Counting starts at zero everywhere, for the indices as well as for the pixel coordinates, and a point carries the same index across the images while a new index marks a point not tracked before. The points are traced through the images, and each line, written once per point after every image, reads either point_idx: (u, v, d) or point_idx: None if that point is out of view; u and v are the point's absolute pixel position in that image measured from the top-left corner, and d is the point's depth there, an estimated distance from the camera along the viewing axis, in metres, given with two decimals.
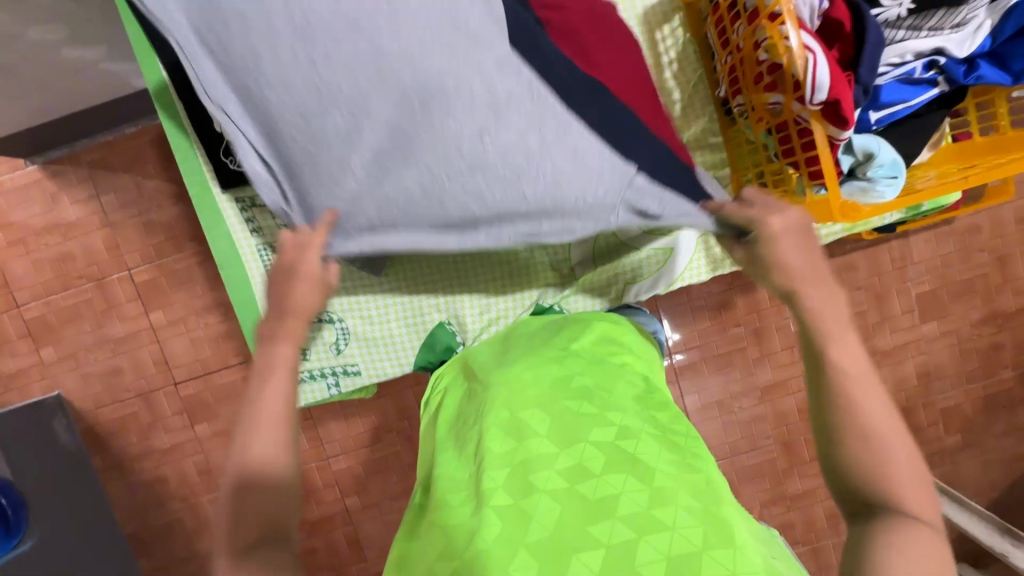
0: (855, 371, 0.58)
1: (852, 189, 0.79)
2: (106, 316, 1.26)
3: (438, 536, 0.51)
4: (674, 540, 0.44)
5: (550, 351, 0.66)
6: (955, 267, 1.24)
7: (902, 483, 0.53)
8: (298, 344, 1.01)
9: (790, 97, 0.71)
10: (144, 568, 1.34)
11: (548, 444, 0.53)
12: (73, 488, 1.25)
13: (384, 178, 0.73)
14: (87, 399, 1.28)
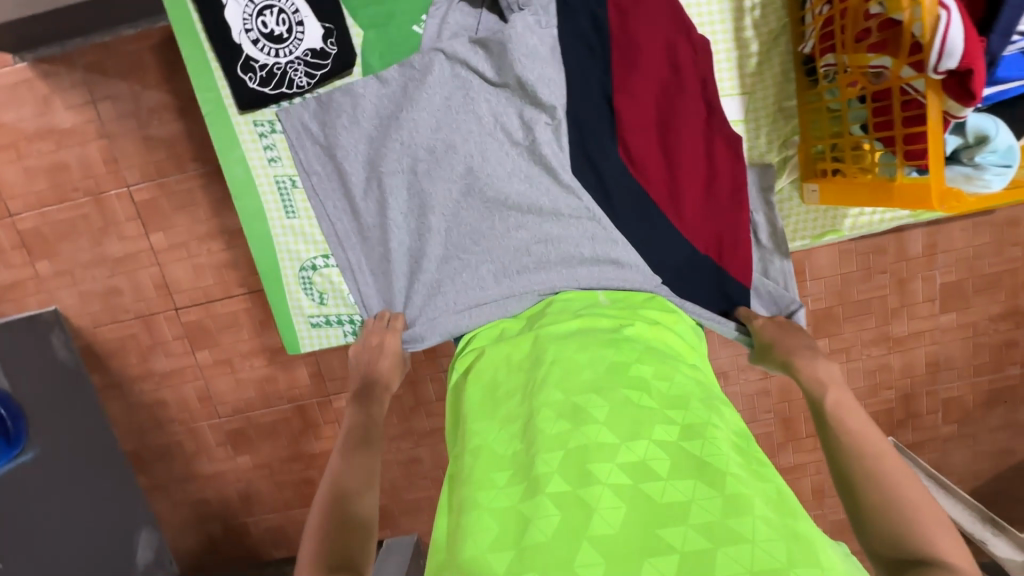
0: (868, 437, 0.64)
1: (954, 174, 0.75)
2: (104, 234, 1.20)
3: (491, 515, 0.49)
4: (754, 553, 0.41)
5: (605, 337, 0.66)
6: (986, 259, 1.20)
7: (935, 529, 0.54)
8: (315, 288, 1.01)
9: (903, 61, 0.68)
10: (144, 484, 1.37)
11: (608, 433, 0.52)
12: (73, 403, 1.25)
13: (455, 264, 0.90)
14: (84, 317, 1.25)
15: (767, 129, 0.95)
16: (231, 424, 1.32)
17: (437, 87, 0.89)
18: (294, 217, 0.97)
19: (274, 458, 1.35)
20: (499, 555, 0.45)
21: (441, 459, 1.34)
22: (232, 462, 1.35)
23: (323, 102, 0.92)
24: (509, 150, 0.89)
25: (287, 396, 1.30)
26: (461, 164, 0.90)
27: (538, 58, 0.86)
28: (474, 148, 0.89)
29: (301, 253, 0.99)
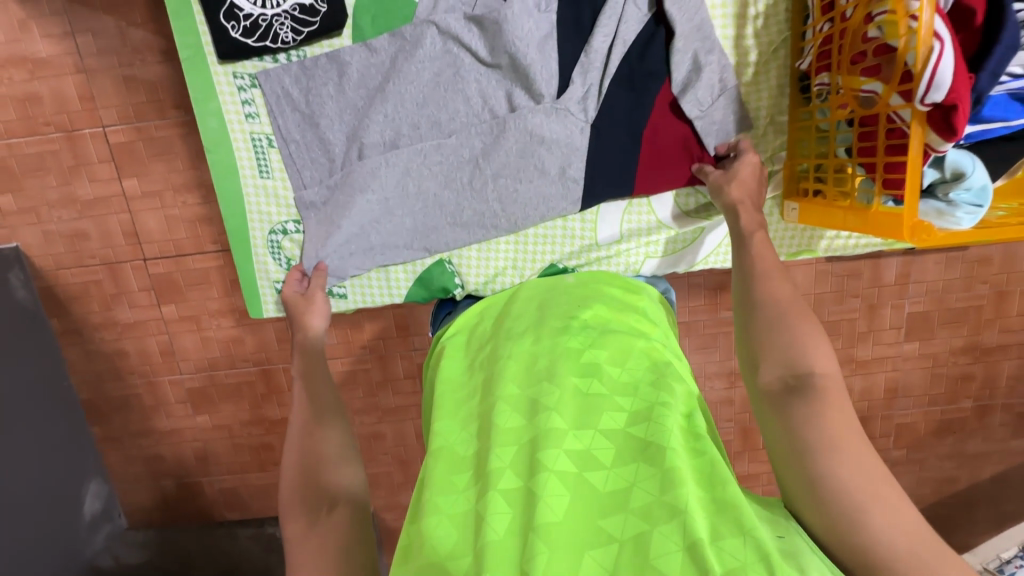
0: (781, 288, 0.69)
1: (928, 208, 0.77)
2: (75, 174, 1.15)
3: (449, 520, 0.48)
4: (686, 530, 0.44)
5: (558, 323, 0.64)
6: (954, 292, 1.23)
7: (811, 347, 0.62)
8: (283, 253, 0.98)
9: (893, 89, 0.69)
10: (97, 434, 1.34)
11: (558, 420, 0.52)
12: (28, 345, 1.21)
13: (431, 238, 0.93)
14: (47, 257, 1.20)
15: (757, 141, 0.94)
16: (191, 381, 1.30)
17: (427, 62, 0.87)
18: (267, 177, 0.94)
19: (234, 421, 1.33)
20: (458, 561, 0.45)
21: (403, 436, 1.34)
22: (191, 421, 1.33)
23: (306, 68, 0.89)
24: (493, 132, 0.89)
25: (252, 359, 1.28)
26: (446, 142, 0.90)
27: (534, 42, 0.85)
28: (461, 130, 0.89)
29: (271, 216, 0.96)
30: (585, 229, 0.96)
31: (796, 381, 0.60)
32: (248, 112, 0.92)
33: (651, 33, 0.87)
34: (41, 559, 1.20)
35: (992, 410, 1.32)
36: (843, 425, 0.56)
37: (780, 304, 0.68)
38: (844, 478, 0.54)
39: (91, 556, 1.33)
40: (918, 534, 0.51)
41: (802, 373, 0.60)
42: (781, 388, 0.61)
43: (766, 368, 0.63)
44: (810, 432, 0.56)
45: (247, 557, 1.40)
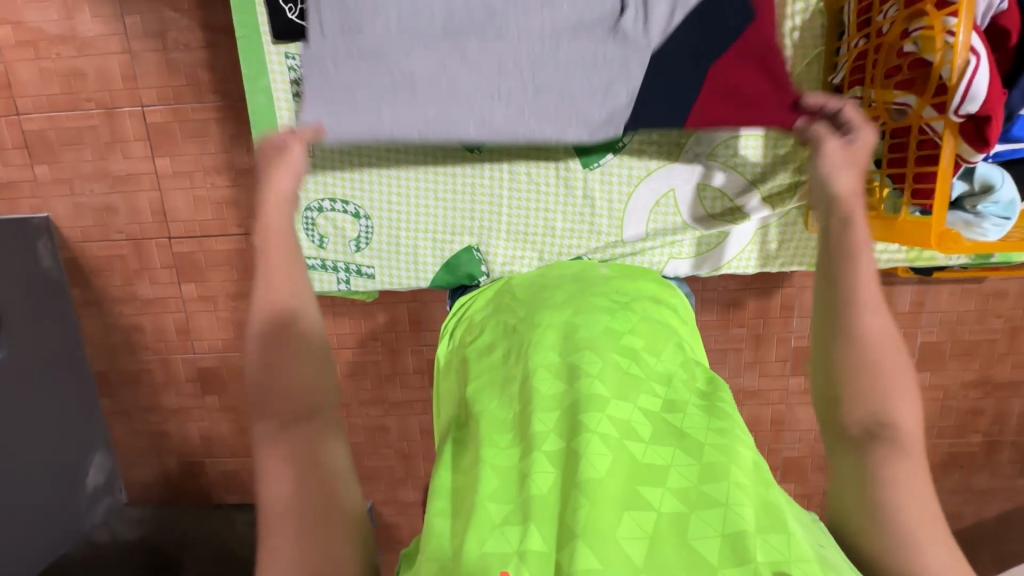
0: (878, 323, 0.58)
1: (955, 219, 0.81)
2: (110, 149, 1.19)
3: (493, 470, 0.48)
4: (728, 516, 0.42)
5: (599, 302, 0.65)
6: (967, 324, 1.23)
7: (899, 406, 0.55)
8: (316, 231, 1.01)
9: (926, 102, 0.75)
10: (106, 407, 1.36)
11: (601, 388, 0.52)
12: (49, 314, 1.24)
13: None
14: (75, 229, 1.23)
15: (786, 149, 0.96)
16: (204, 361, 1.31)
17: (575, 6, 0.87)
18: (308, 154, 0.98)
19: (242, 403, 1.34)
20: (497, 504, 0.46)
21: (408, 431, 1.35)
22: (199, 400, 1.34)
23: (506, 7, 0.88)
24: (642, 18, 0.87)
25: None
26: (496, 27, 0.87)
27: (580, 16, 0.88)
28: (555, 80, 0.87)
29: (307, 192, 0.99)
30: (612, 226, 0.98)
31: (880, 430, 0.54)
32: (294, 91, 0.97)
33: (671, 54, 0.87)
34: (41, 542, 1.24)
35: (1000, 447, 1.31)
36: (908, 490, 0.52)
37: (876, 348, 0.57)
38: (909, 527, 0.51)
39: (89, 530, 1.34)
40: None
41: (882, 418, 0.55)
42: (862, 436, 0.55)
43: (847, 409, 0.56)
44: (886, 480, 0.53)
45: (242, 542, 1.38)
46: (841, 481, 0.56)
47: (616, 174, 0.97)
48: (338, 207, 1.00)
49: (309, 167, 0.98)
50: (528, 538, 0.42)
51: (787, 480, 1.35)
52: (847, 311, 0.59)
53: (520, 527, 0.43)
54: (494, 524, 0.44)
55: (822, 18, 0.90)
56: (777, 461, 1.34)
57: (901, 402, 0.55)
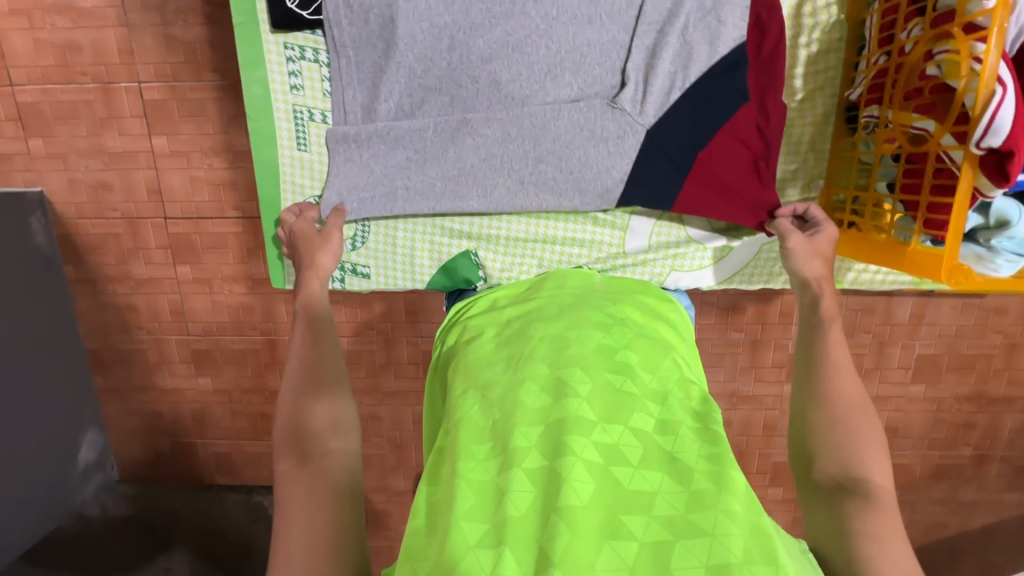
0: (847, 387, 0.69)
1: (967, 252, 0.80)
2: (106, 125, 1.16)
3: (470, 487, 0.48)
4: (712, 547, 0.42)
5: (594, 316, 0.64)
6: (966, 338, 1.22)
7: (873, 461, 0.62)
8: None
9: (947, 128, 0.73)
10: (99, 385, 1.36)
11: (587, 410, 0.52)
12: (42, 290, 1.23)
13: (516, 56, 0.90)
14: (69, 205, 1.21)
15: (795, 166, 0.99)
16: (198, 343, 1.31)
17: (565, 64, 0.90)
18: (304, 149, 0.99)
19: (235, 386, 1.34)
20: (473, 523, 0.45)
21: (400, 421, 1.35)
22: (192, 381, 1.34)
23: (503, 67, 0.90)
24: (642, 92, 0.90)
25: (260, 328, 1.29)
26: (500, 103, 0.92)
27: (573, 76, 0.91)
28: (557, 154, 0.93)
29: (304, 187, 1.01)
30: (613, 239, 1.00)
31: (850, 483, 0.61)
32: (291, 83, 0.96)
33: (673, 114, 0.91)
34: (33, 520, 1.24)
35: (990, 460, 1.31)
36: (887, 541, 0.57)
37: (845, 407, 0.67)
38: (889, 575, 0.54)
39: (80, 505, 1.35)
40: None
41: (851, 472, 0.62)
42: (835, 489, 0.62)
43: (820, 462, 0.65)
44: (864, 530, 0.57)
45: (234, 523, 1.38)
46: (821, 530, 0.61)
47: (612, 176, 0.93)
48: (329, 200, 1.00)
49: (309, 161, 0.99)
50: (502, 560, 0.42)
51: (776, 484, 1.36)
52: (822, 375, 0.70)
53: (495, 549, 0.43)
54: (468, 545, 0.44)
55: (842, 30, 0.93)
56: (767, 466, 1.34)
57: (873, 459, 0.63)
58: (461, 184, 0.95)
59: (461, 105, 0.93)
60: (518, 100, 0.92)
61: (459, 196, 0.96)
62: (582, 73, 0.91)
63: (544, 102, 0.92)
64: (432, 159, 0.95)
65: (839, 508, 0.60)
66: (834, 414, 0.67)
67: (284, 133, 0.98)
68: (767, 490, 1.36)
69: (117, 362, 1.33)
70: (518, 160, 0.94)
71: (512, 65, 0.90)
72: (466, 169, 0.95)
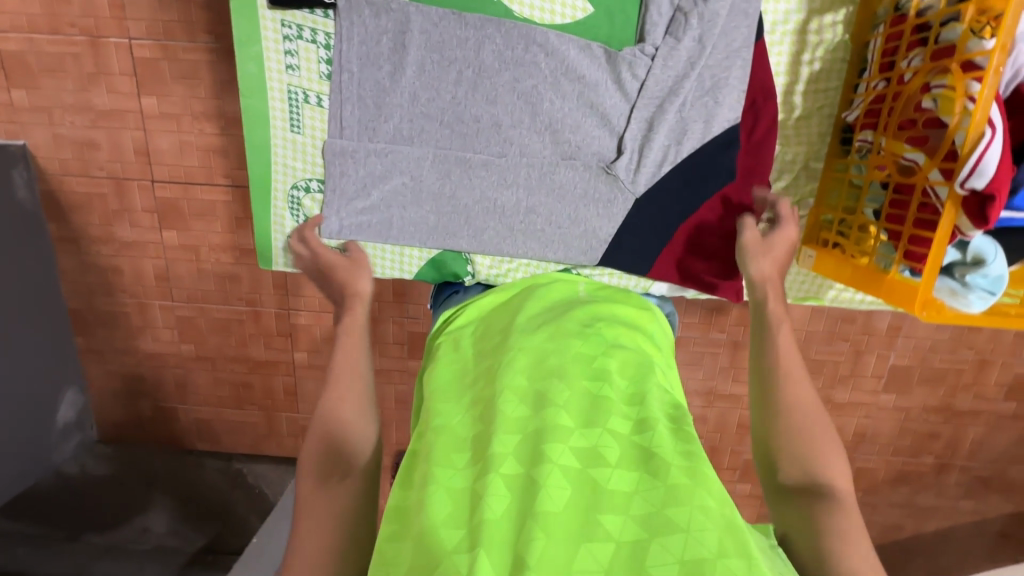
0: (802, 388, 0.69)
1: (943, 286, 0.82)
2: (94, 81, 1.13)
3: (448, 494, 0.49)
4: (687, 541, 0.43)
5: (572, 326, 0.65)
6: (940, 353, 1.26)
7: (833, 460, 0.64)
8: (301, 210, 1.03)
9: (935, 163, 0.76)
10: (81, 346, 1.35)
11: (565, 418, 0.53)
12: (25, 246, 1.21)
13: (522, 107, 0.94)
14: (53, 160, 1.18)
15: (787, 183, 1.01)
16: (183, 310, 1.30)
17: (568, 119, 0.94)
18: (298, 132, 0.98)
19: (219, 355, 1.34)
20: (451, 530, 0.46)
21: (383, 399, 1.36)
22: (175, 348, 1.33)
23: (509, 119, 0.94)
24: (636, 162, 0.96)
25: (246, 298, 1.28)
26: (500, 146, 0.96)
27: (574, 133, 0.95)
28: (549, 206, 0.98)
29: (295, 172, 1.00)
30: None
31: (812, 484, 0.63)
32: (287, 63, 0.94)
33: (660, 186, 0.97)
34: (17, 475, 1.25)
35: (950, 469, 1.36)
36: (854, 538, 0.58)
37: (802, 409, 0.67)
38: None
39: (59, 463, 1.35)
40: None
41: (815, 474, 0.63)
42: (800, 490, 0.63)
43: (783, 462, 0.65)
44: (834, 531, 0.58)
45: (213, 489, 1.41)
46: (787, 532, 0.62)
47: (603, 191, 0.97)
48: (318, 189, 1.01)
49: (301, 162, 1.00)
50: (477, 563, 0.42)
51: (745, 480, 1.40)
52: (780, 381, 0.70)
53: (469, 554, 0.43)
54: (446, 551, 0.44)
55: (846, 50, 0.94)
56: (737, 462, 1.39)
57: (833, 460, 0.64)
58: (454, 227, 1.00)
59: (464, 142, 0.95)
60: (519, 149, 0.96)
61: (451, 234, 1.00)
62: (583, 133, 0.95)
63: (543, 155, 0.96)
64: (429, 196, 0.98)
65: (808, 511, 0.61)
66: (791, 418, 0.67)
67: (277, 115, 0.97)
68: (736, 486, 1.41)
69: (99, 323, 1.32)
70: (511, 208, 0.98)
71: (518, 113, 0.94)
72: (460, 211, 0.99)
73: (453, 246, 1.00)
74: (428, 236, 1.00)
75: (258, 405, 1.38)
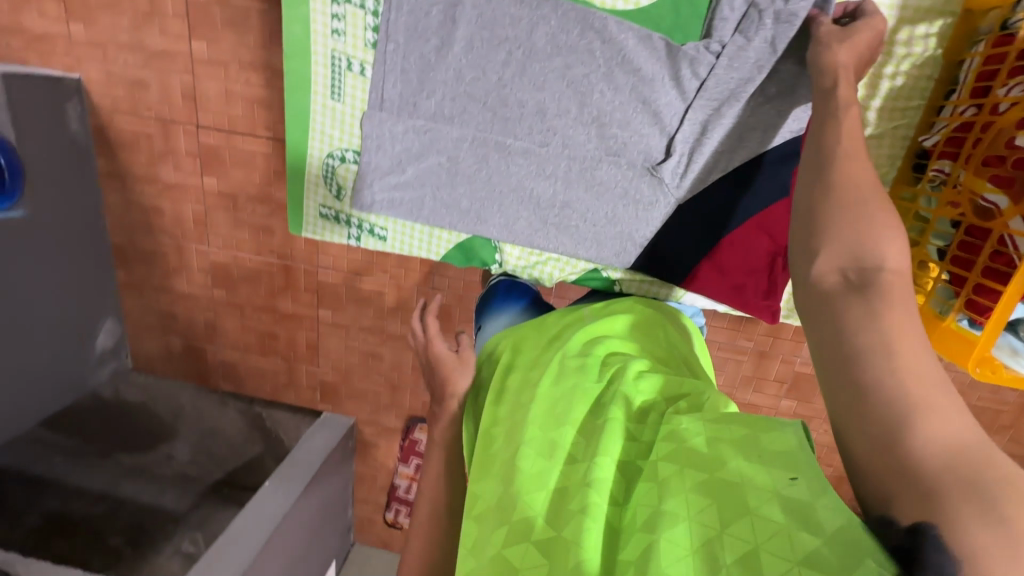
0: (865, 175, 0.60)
1: (1005, 344, 0.77)
2: (147, 20, 1.13)
3: (487, 571, 0.50)
4: (688, 526, 0.43)
5: (574, 361, 0.64)
6: (980, 390, 1.19)
7: (889, 249, 0.53)
8: (335, 179, 1.04)
9: (1016, 210, 0.71)
10: (122, 279, 1.41)
11: (581, 463, 0.52)
12: (75, 179, 1.25)
13: (569, 96, 0.90)
14: (105, 97, 1.21)
15: None
16: (217, 256, 1.33)
17: (617, 113, 0.90)
18: (339, 100, 0.97)
19: (248, 303, 1.38)
20: None
21: (401, 363, 1.38)
22: (208, 291, 1.38)
23: (555, 107, 0.91)
24: (683, 166, 0.92)
25: (277, 252, 1.30)
26: (542, 134, 0.93)
27: (621, 128, 0.91)
28: (586, 202, 0.95)
29: (332, 141, 1.01)
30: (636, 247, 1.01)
31: (857, 274, 0.52)
32: (332, 27, 0.93)
33: (703, 194, 0.93)
34: (50, 394, 1.32)
35: None
36: (898, 338, 0.48)
37: (858, 193, 0.58)
38: (895, 378, 0.46)
39: (94, 387, 1.43)
40: (977, 433, 0.42)
41: (862, 262, 0.53)
42: (839, 278, 0.53)
43: (821, 258, 0.55)
44: (873, 321, 0.49)
45: (232, 429, 1.45)
46: (815, 340, 0.53)
47: (642, 193, 0.94)
48: (353, 160, 1.01)
49: (339, 131, 1.00)
50: None
51: None
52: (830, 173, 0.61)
53: None
54: None
55: (935, 67, 0.86)
56: None
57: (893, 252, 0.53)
58: (487, 215, 0.98)
59: (506, 128, 0.93)
60: (561, 141, 0.93)
61: (484, 220, 0.98)
62: (630, 130, 0.91)
63: (586, 149, 0.93)
64: (464, 180, 0.96)
65: (843, 307, 0.52)
66: (842, 203, 0.58)
67: (318, 80, 0.96)
68: None
69: (139, 260, 1.37)
70: (547, 200, 0.96)
71: (564, 102, 0.91)
72: (494, 198, 0.97)
73: (484, 233, 0.99)
74: (461, 220, 0.99)
75: (281, 355, 1.43)
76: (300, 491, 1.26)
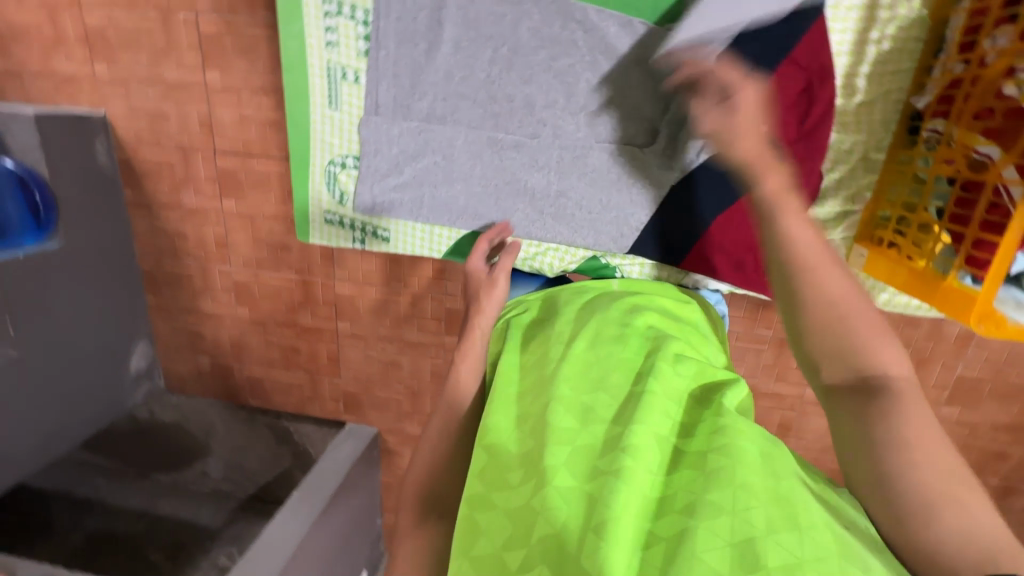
0: (834, 272, 0.62)
1: (1009, 297, 0.76)
2: (165, 55, 1.19)
3: (507, 514, 0.53)
4: (732, 523, 0.45)
5: (613, 329, 0.68)
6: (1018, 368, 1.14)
7: (881, 351, 0.56)
8: (337, 185, 1.07)
9: (1010, 159, 0.69)
10: (151, 302, 1.47)
11: (615, 425, 0.55)
12: (104, 209, 1.32)
13: (557, 88, 0.92)
14: (129, 131, 1.27)
15: (842, 175, 0.94)
16: (239, 275, 1.38)
17: (605, 100, 0.92)
18: (336, 109, 1.00)
19: (270, 318, 1.42)
20: (513, 553, 0.50)
21: (419, 371, 1.40)
22: (232, 310, 1.43)
23: (544, 100, 0.93)
24: (674, 147, 0.93)
25: (295, 267, 1.34)
26: (533, 127, 0.95)
27: (609, 114, 0.93)
28: (580, 190, 0.97)
29: (333, 148, 1.04)
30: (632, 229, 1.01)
31: (863, 382, 0.56)
32: (327, 40, 0.96)
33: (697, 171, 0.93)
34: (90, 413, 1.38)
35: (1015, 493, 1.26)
36: (920, 442, 0.51)
37: (829, 291, 0.60)
38: (925, 484, 0.48)
39: (131, 408, 1.48)
40: (1012, 542, 0.45)
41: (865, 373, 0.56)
42: (852, 385, 0.56)
43: (829, 371, 0.58)
44: (894, 436, 0.51)
45: (263, 442, 1.51)
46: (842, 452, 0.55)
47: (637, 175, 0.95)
48: (352, 164, 1.04)
49: (338, 138, 1.03)
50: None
51: None
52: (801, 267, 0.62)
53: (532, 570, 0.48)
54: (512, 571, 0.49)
55: (923, 27, 0.85)
56: None
57: (885, 353, 0.56)
58: (484, 208, 1.01)
59: (498, 124, 0.96)
60: (552, 132, 0.95)
61: (482, 214, 1.01)
62: (620, 115, 0.93)
63: (576, 138, 0.95)
64: (460, 176, 0.99)
65: (858, 420, 0.54)
66: (823, 305, 0.60)
67: (316, 90, 0.99)
68: None
69: (167, 283, 1.43)
70: (542, 190, 0.98)
71: (553, 94, 0.93)
72: (490, 192, 0.99)
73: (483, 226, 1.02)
74: (459, 215, 1.02)
75: (304, 368, 1.46)
76: (325, 502, 1.28)
